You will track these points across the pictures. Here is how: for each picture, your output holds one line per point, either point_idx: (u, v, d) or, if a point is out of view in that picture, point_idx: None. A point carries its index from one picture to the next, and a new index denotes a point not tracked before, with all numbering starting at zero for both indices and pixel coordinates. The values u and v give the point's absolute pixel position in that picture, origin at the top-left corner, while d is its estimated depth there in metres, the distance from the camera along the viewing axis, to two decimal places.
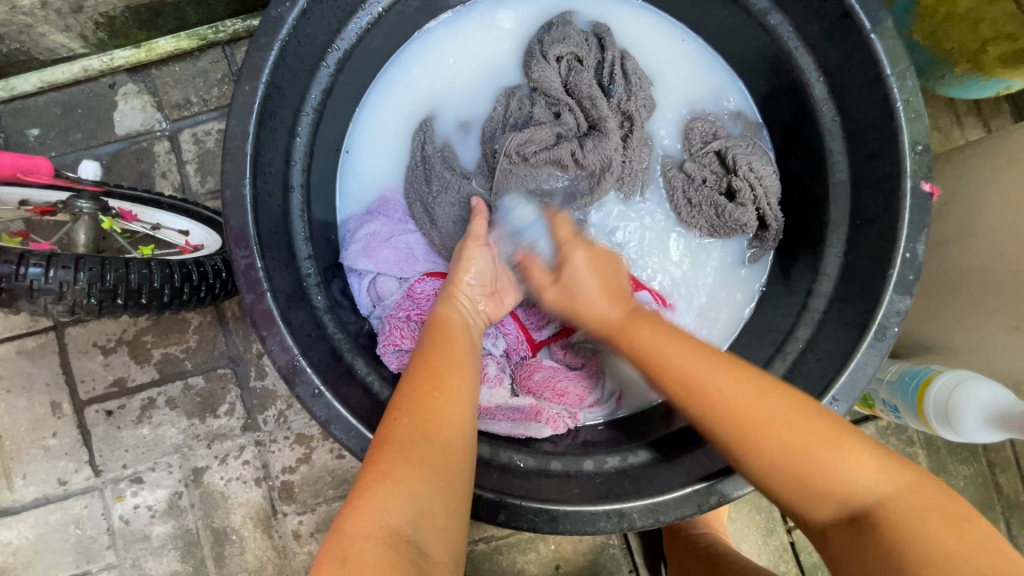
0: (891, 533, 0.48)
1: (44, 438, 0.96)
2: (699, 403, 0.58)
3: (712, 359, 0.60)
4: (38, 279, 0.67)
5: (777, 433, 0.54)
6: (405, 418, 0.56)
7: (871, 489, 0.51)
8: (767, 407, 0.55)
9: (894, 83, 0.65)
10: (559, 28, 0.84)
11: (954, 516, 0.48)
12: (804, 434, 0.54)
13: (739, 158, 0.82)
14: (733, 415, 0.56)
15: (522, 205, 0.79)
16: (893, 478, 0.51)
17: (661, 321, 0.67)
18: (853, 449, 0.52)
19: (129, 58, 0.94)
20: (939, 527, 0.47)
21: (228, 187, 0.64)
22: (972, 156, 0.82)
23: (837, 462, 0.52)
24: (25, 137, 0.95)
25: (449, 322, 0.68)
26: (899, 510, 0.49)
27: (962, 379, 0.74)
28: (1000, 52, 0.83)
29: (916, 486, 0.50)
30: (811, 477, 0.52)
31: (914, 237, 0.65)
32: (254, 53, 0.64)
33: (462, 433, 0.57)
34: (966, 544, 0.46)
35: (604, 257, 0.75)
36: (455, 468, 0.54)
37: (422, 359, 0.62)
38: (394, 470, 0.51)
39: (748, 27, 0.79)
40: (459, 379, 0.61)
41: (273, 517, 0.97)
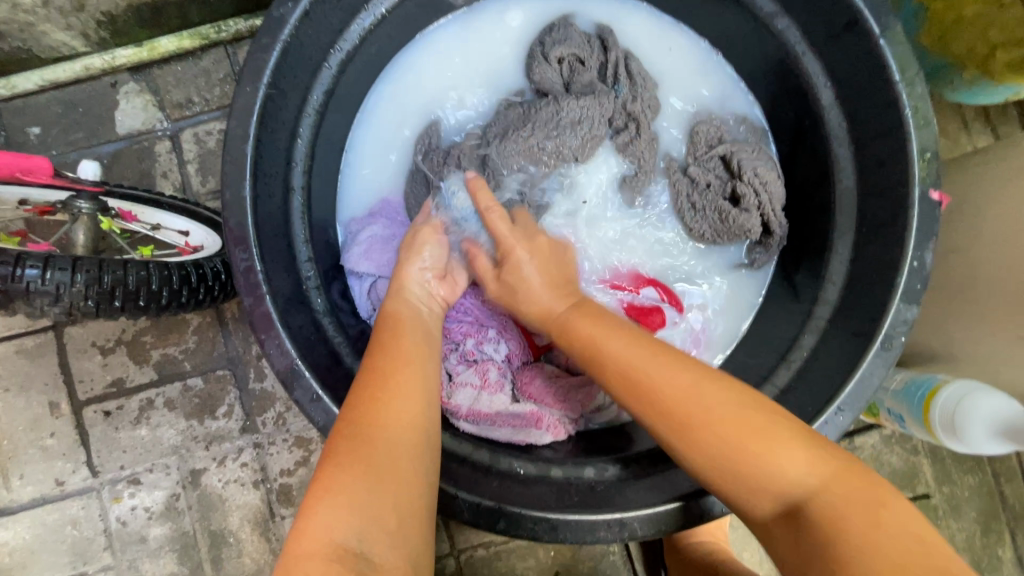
0: (825, 532, 0.46)
1: (42, 438, 0.95)
2: (667, 422, 0.55)
3: (664, 357, 0.58)
4: (34, 280, 0.67)
5: (719, 420, 0.53)
6: (347, 429, 0.53)
7: (806, 481, 0.49)
8: (711, 404, 0.54)
9: (902, 89, 0.64)
10: (561, 30, 0.83)
11: (875, 506, 0.46)
12: (743, 429, 0.52)
13: (744, 163, 0.81)
14: (682, 416, 0.54)
15: (458, 189, 0.77)
16: (824, 470, 0.49)
17: (603, 315, 0.65)
18: (787, 439, 0.51)
19: (131, 57, 0.94)
20: (861, 525, 0.45)
21: (228, 189, 0.64)
22: (981, 164, 0.81)
23: (768, 458, 0.51)
24: (26, 136, 0.95)
25: (400, 315, 0.65)
26: (829, 506, 0.47)
27: (969, 389, 0.73)
28: (1009, 58, 0.81)
29: (845, 473, 0.49)
30: (743, 466, 0.51)
31: (921, 246, 0.64)
32: (255, 54, 0.63)
33: (412, 433, 0.54)
34: (885, 536, 0.44)
35: (546, 249, 0.72)
36: (406, 472, 0.52)
37: (371, 361, 0.59)
38: (337, 484, 0.49)
39: (754, 31, 0.78)
40: (407, 376, 0.57)
41: (271, 520, 0.96)
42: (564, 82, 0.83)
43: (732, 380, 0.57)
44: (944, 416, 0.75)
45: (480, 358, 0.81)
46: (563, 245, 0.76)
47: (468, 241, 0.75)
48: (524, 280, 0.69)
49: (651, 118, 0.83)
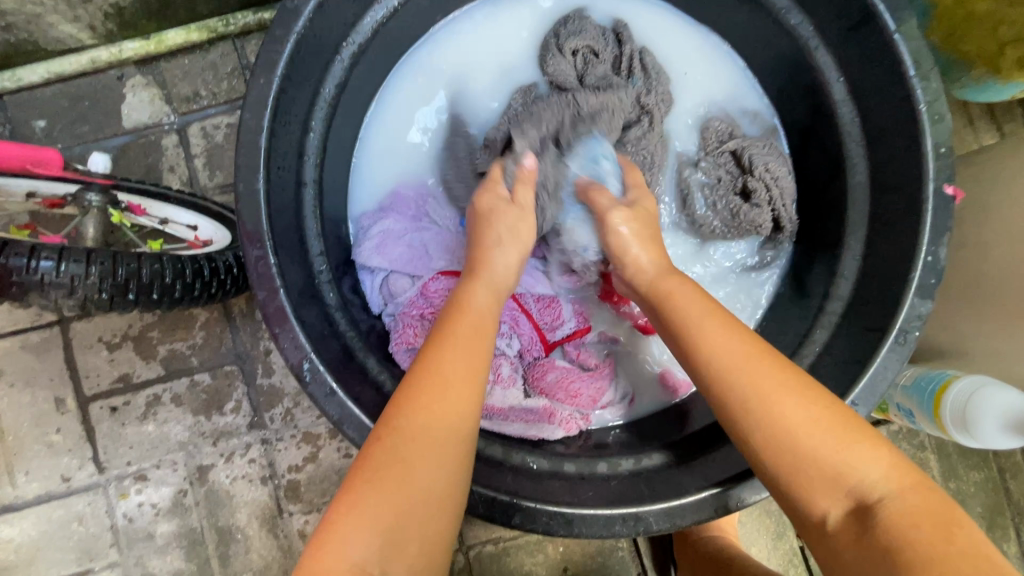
0: (894, 541, 0.45)
1: (48, 434, 0.94)
2: (734, 397, 0.53)
3: (740, 339, 0.56)
4: (49, 272, 0.66)
5: (799, 415, 0.51)
6: (391, 436, 0.52)
7: (874, 488, 0.48)
8: (793, 397, 0.52)
9: (917, 84, 0.65)
10: (575, 23, 0.83)
11: (947, 523, 0.45)
12: (828, 427, 0.51)
13: (756, 157, 0.81)
14: (757, 398, 0.53)
15: (585, 156, 0.75)
16: (900, 482, 0.48)
17: (708, 294, 0.62)
18: (866, 447, 0.50)
19: (138, 50, 0.93)
20: (930, 538, 0.44)
21: (242, 181, 0.63)
22: (990, 161, 0.81)
23: (846, 464, 0.49)
24: (31, 129, 0.94)
25: (466, 312, 0.61)
26: (900, 515, 0.46)
27: (980, 384, 0.74)
28: (1020, 54, 0.81)
29: (920, 488, 0.48)
30: (818, 464, 0.50)
31: (935, 241, 0.65)
32: (269, 45, 0.63)
33: (456, 450, 0.53)
34: (956, 551, 0.43)
35: (643, 220, 0.69)
36: (439, 493, 0.51)
37: (431, 360, 0.56)
38: (363, 502, 0.49)
39: (768, 26, 0.78)
40: (464, 389, 0.55)
41: (279, 517, 0.96)
42: (580, 74, 0.83)
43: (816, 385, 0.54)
44: (957, 406, 0.75)
45: (493, 353, 0.81)
46: (647, 202, 0.72)
47: (574, 236, 0.75)
48: (632, 259, 0.67)
49: (666, 111, 0.83)
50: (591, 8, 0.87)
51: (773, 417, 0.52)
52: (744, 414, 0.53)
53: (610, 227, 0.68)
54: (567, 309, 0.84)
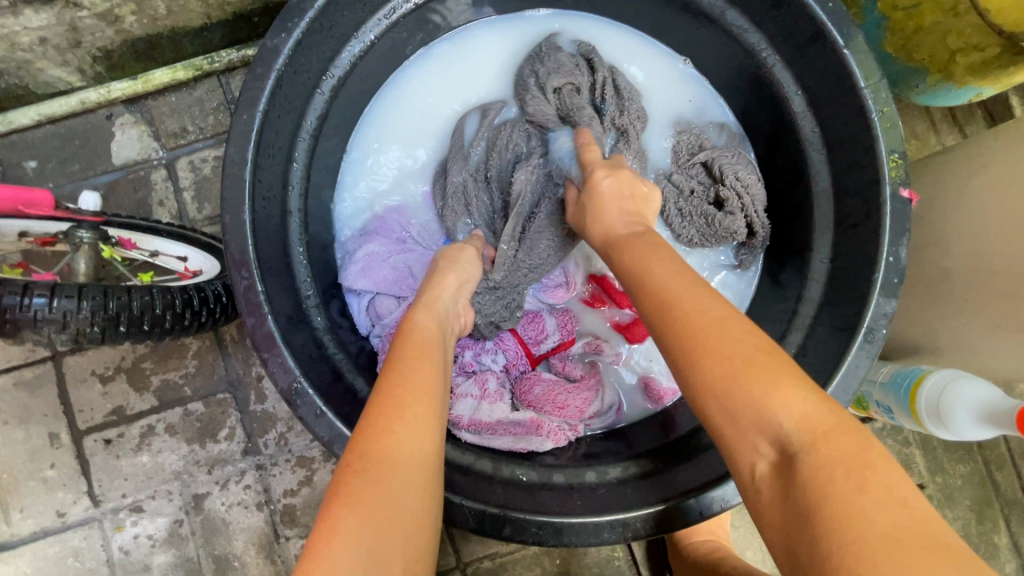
0: (812, 493, 0.39)
1: (42, 469, 0.95)
2: (682, 345, 0.49)
3: (706, 294, 0.52)
4: (42, 309, 0.68)
5: (737, 352, 0.47)
6: (359, 464, 0.51)
7: (793, 430, 0.42)
8: (730, 338, 0.47)
9: (868, 95, 0.68)
10: (550, 58, 0.86)
11: (860, 467, 0.39)
12: (765, 360, 0.46)
13: (725, 168, 0.84)
14: (693, 346, 0.48)
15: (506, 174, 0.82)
16: (824, 418, 0.42)
17: (664, 246, 0.59)
18: (793, 383, 0.44)
19: (126, 90, 0.96)
20: (842, 485, 0.38)
21: (228, 213, 0.66)
22: (947, 163, 0.85)
23: (769, 404, 0.43)
24: (23, 170, 0.96)
25: (416, 334, 0.64)
26: (822, 458, 0.40)
27: (951, 379, 0.76)
28: (968, 62, 0.86)
29: (842, 432, 0.41)
30: (742, 406, 0.44)
31: (895, 242, 0.68)
32: (251, 83, 0.66)
33: (426, 466, 0.54)
34: (868, 501, 0.37)
35: (627, 182, 0.68)
36: (416, 509, 0.50)
37: (385, 384, 0.57)
38: (343, 527, 0.47)
39: (727, 44, 0.82)
40: (424, 409, 0.56)
41: (276, 542, 0.96)
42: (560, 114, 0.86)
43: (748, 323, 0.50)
44: (935, 387, 0.77)
45: (479, 368, 0.84)
46: (647, 180, 0.71)
47: (570, 179, 0.79)
48: (600, 196, 0.68)
49: (640, 129, 0.86)
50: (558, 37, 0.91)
51: (709, 356, 0.47)
52: (687, 362, 0.48)
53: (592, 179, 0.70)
54: (550, 322, 0.86)
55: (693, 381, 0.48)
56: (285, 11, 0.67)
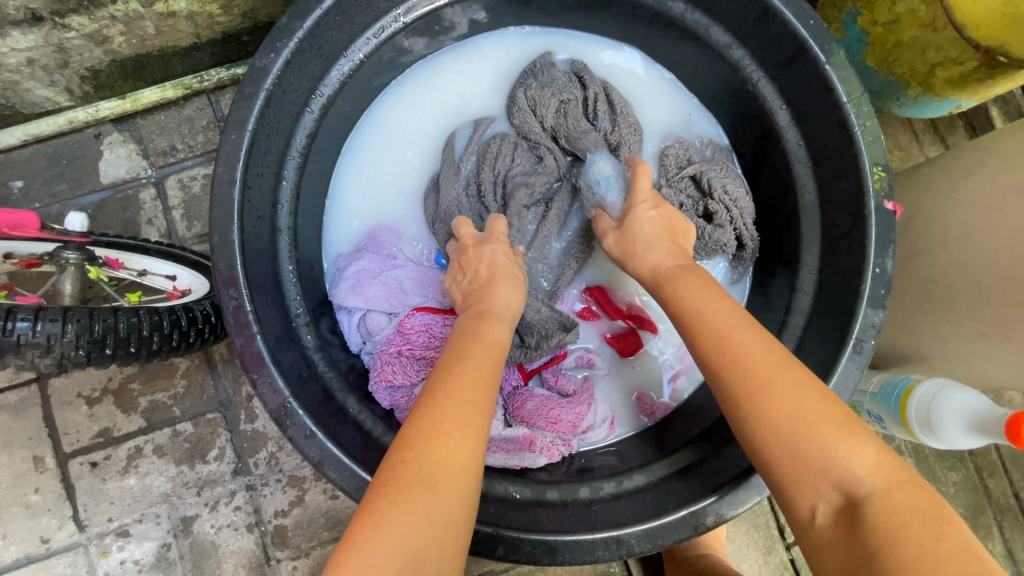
0: (883, 532, 0.44)
1: (26, 495, 0.93)
2: (741, 380, 0.54)
3: (753, 333, 0.57)
4: (25, 333, 0.67)
5: (799, 411, 0.51)
6: (409, 463, 0.51)
7: (868, 482, 0.47)
8: (783, 385, 0.52)
9: (851, 109, 0.70)
10: (543, 72, 0.87)
11: (938, 519, 0.44)
12: (822, 411, 0.51)
13: (713, 181, 0.85)
14: (748, 382, 0.54)
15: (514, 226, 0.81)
16: (889, 475, 0.47)
17: (712, 281, 0.64)
18: (861, 439, 0.49)
19: (114, 110, 0.95)
20: (920, 533, 0.43)
21: (217, 233, 0.65)
22: (929, 175, 0.87)
23: (838, 459, 0.48)
24: (9, 190, 0.95)
25: (481, 341, 0.63)
26: (891, 508, 0.45)
27: (940, 388, 0.77)
28: (947, 75, 0.88)
29: (915, 485, 0.47)
30: (805, 449, 0.50)
31: (881, 254, 0.69)
32: (239, 103, 0.66)
33: (471, 475, 0.53)
34: (942, 549, 0.42)
35: (667, 218, 0.73)
36: (455, 519, 0.50)
37: (445, 386, 0.57)
38: (388, 521, 0.47)
39: (711, 60, 0.83)
40: (479, 419, 0.55)
41: (267, 564, 0.94)
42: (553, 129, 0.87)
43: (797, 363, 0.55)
44: (924, 396, 0.78)
45: None
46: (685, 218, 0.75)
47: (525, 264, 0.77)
48: (639, 234, 0.72)
49: (637, 141, 0.87)
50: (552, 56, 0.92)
51: (767, 404, 0.52)
52: (749, 400, 0.53)
53: (636, 212, 0.74)
54: None
55: (752, 422, 0.53)
56: (274, 31, 0.67)
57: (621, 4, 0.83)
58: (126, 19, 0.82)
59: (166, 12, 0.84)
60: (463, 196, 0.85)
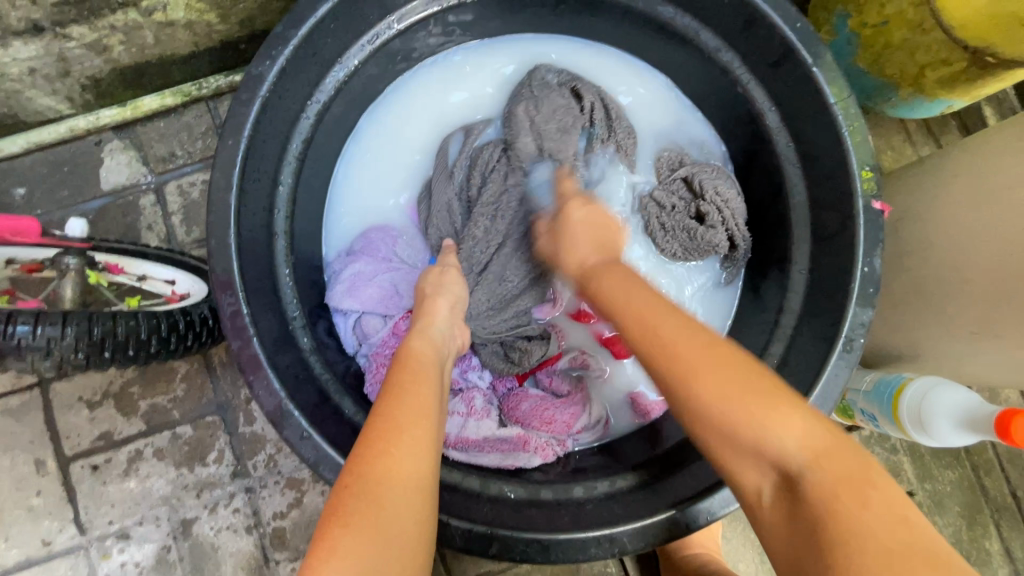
0: (818, 504, 0.45)
1: (27, 497, 0.94)
2: (672, 373, 0.52)
3: (678, 319, 0.55)
4: (25, 336, 0.68)
5: (726, 398, 0.50)
6: (355, 486, 0.51)
7: (799, 457, 0.47)
8: (713, 368, 0.51)
9: (838, 110, 0.70)
10: (535, 91, 0.87)
11: (861, 481, 0.45)
12: (747, 384, 0.50)
13: (705, 183, 0.86)
14: (680, 376, 0.52)
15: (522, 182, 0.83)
16: (817, 447, 0.48)
17: (632, 274, 0.61)
18: (791, 411, 0.49)
19: (115, 117, 0.97)
20: (846, 501, 0.44)
21: (214, 237, 0.66)
22: (919, 176, 0.88)
23: (767, 434, 0.48)
24: (11, 197, 0.97)
25: (413, 359, 0.64)
26: (824, 484, 0.46)
27: (931, 386, 0.77)
28: (937, 76, 0.89)
29: (842, 451, 0.47)
30: (743, 433, 0.49)
31: (870, 253, 0.69)
32: (235, 110, 0.67)
33: (423, 492, 0.53)
34: (868, 516, 0.43)
35: (595, 216, 0.71)
36: (412, 535, 0.51)
37: (387, 407, 0.57)
38: (343, 549, 0.48)
39: (702, 63, 0.84)
40: (421, 432, 0.56)
41: (265, 566, 0.95)
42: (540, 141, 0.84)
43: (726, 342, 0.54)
44: (916, 395, 0.78)
45: (466, 386, 0.85)
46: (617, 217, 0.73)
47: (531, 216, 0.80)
48: (568, 229, 0.70)
49: (632, 144, 0.88)
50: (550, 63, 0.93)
51: (700, 388, 0.51)
52: (680, 382, 0.52)
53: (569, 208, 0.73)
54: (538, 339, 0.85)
55: (685, 411, 0.52)
56: (269, 39, 0.68)
57: (612, 9, 0.84)
58: (126, 29, 0.84)
59: (165, 21, 0.85)
60: (456, 204, 0.86)
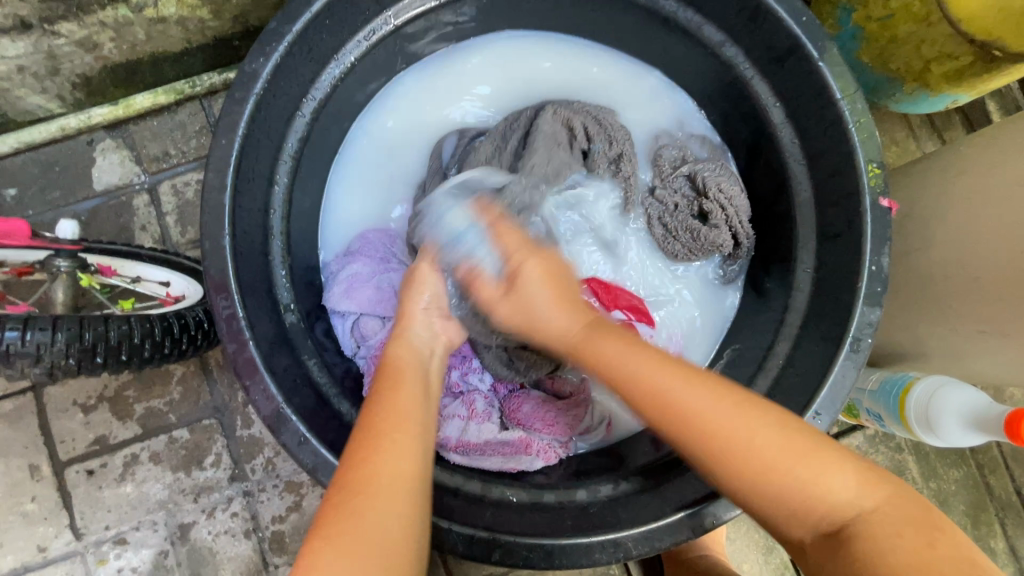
0: (874, 547, 0.47)
1: (22, 503, 0.92)
2: (702, 445, 0.54)
3: (705, 388, 0.56)
4: (15, 342, 0.67)
5: (768, 460, 0.52)
6: (338, 496, 0.51)
7: (853, 508, 0.49)
8: (757, 429, 0.53)
9: (844, 106, 0.69)
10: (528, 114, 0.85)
11: (932, 529, 0.47)
12: (794, 448, 0.52)
13: (708, 181, 0.84)
14: (704, 447, 0.54)
15: (449, 210, 0.75)
16: (872, 494, 0.50)
17: (635, 338, 0.62)
18: (839, 466, 0.51)
19: (106, 115, 0.95)
20: (915, 543, 0.46)
21: (208, 239, 0.65)
22: (923, 173, 0.86)
23: (821, 480, 0.51)
24: (1, 198, 0.95)
25: (391, 365, 0.64)
26: (884, 526, 0.48)
27: (938, 386, 0.76)
28: (943, 71, 0.87)
29: (898, 499, 0.50)
30: (790, 493, 0.51)
31: (877, 251, 0.68)
32: (229, 108, 0.66)
33: (411, 494, 0.52)
34: (940, 555, 0.45)
35: (547, 267, 0.68)
36: (400, 542, 0.49)
37: (370, 416, 0.58)
38: (328, 561, 0.47)
39: (704, 58, 0.83)
40: (404, 436, 0.56)
41: (264, 570, 0.94)
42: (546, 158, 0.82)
43: (767, 404, 0.56)
44: (923, 394, 0.77)
45: (466, 389, 0.82)
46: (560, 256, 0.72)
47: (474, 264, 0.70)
48: (531, 291, 0.67)
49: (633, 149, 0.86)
50: (553, 65, 0.91)
51: (744, 461, 0.52)
52: (716, 462, 0.53)
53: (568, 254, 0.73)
54: None
55: (729, 476, 0.53)
56: (263, 35, 0.66)
57: (613, 3, 0.82)
58: (116, 25, 0.82)
59: (156, 17, 0.83)
60: None
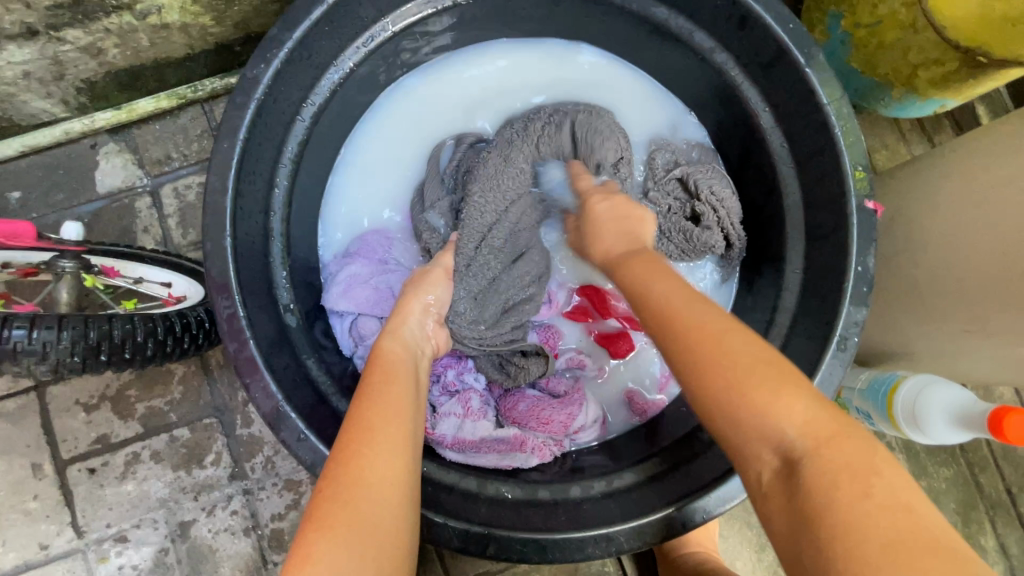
0: (823, 495, 0.42)
1: (25, 501, 0.94)
2: (689, 359, 0.51)
3: (711, 309, 0.54)
4: (21, 340, 0.68)
5: (731, 356, 0.50)
6: (330, 489, 0.52)
7: (800, 442, 0.45)
8: (731, 346, 0.50)
9: (830, 111, 0.71)
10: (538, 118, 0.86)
11: (868, 475, 0.43)
12: (766, 373, 0.49)
13: (700, 183, 0.86)
14: (694, 359, 0.51)
15: (551, 166, 0.87)
16: (830, 434, 0.45)
17: (666, 264, 0.61)
18: (796, 395, 0.47)
19: (110, 119, 0.97)
20: (848, 494, 0.42)
21: (210, 240, 0.67)
22: (910, 176, 0.88)
23: (786, 417, 0.46)
24: (6, 201, 0.97)
25: (384, 360, 0.65)
26: (823, 467, 0.43)
27: (925, 384, 0.78)
28: (929, 76, 0.89)
29: (845, 439, 0.45)
30: (738, 406, 0.48)
31: (863, 252, 0.70)
32: (231, 113, 0.68)
33: (400, 490, 0.54)
34: (870, 507, 0.41)
35: (624, 205, 0.73)
36: (390, 536, 0.51)
37: (362, 409, 0.58)
38: (321, 553, 0.48)
39: (694, 64, 0.85)
40: (395, 430, 0.57)
41: (263, 568, 0.95)
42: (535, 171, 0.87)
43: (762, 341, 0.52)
44: (910, 392, 0.79)
45: (462, 388, 0.84)
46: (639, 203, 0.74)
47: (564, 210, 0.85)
48: (594, 218, 0.74)
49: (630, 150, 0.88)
50: (548, 70, 0.93)
51: (716, 359, 0.50)
52: (682, 361, 0.52)
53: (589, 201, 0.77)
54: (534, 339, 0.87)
55: (716, 414, 0.49)
56: (264, 42, 0.68)
57: (606, 10, 0.84)
58: (120, 32, 0.84)
59: (160, 24, 0.85)
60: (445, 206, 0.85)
